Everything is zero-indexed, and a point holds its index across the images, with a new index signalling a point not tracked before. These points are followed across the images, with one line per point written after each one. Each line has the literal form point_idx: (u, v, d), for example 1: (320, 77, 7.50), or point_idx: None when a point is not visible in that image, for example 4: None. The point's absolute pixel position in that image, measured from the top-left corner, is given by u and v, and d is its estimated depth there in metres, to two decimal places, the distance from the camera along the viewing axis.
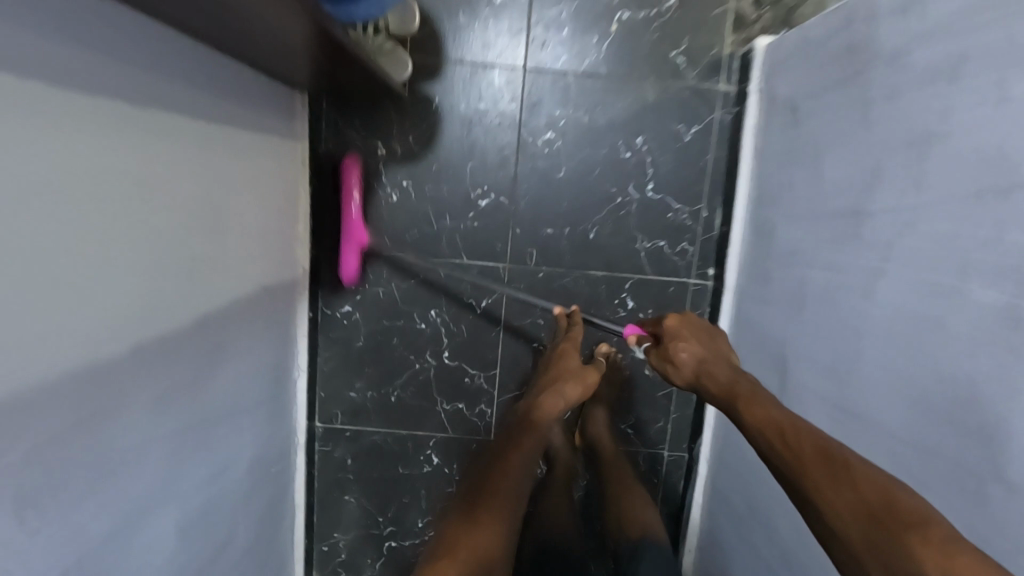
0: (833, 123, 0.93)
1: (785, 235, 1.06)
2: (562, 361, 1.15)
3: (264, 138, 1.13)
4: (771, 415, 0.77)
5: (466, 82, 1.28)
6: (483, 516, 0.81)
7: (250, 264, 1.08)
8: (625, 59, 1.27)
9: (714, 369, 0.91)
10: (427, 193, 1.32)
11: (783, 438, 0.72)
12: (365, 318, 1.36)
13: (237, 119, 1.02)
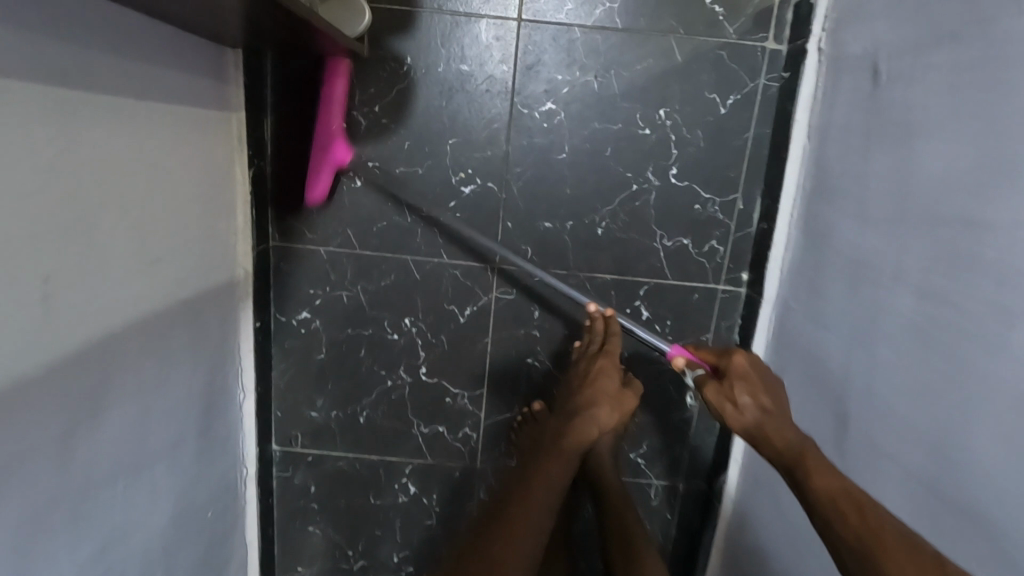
0: (934, 94, 0.67)
1: (853, 241, 0.81)
2: (596, 380, 0.95)
3: (195, 109, 0.88)
4: (832, 480, 0.61)
5: (445, 37, 1.02)
6: None
7: (184, 266, 0.87)
8: (646, 9, 1.00)
9: (780, 425, 0.70)
10: (398, 177, 1.07)
11: (853, 512, 0.58)
12: (326, 326, 1.14)
13: (149, 86, 0.77)
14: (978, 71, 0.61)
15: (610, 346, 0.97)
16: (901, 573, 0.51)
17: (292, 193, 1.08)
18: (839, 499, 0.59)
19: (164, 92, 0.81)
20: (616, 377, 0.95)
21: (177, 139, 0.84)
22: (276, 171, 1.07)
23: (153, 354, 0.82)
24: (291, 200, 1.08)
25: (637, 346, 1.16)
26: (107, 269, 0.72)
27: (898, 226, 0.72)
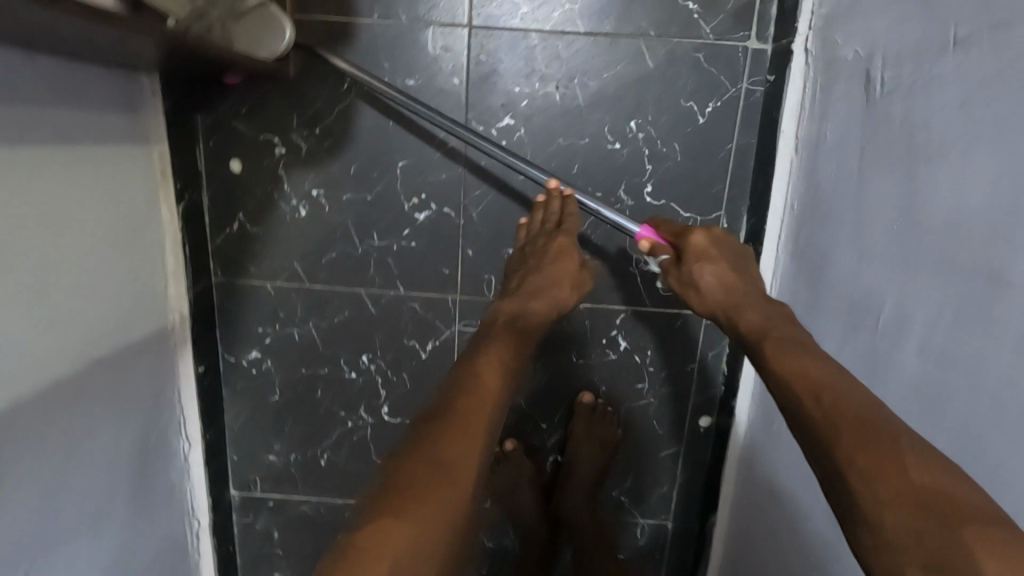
0: (928, 114, 0.56)
1: (845, 276, 0.71)
2: (548, 261, 0.83)
3: (115, 149, 0.80)
4: (811, 356, 0.55)
5: (388, 49, 0.91)
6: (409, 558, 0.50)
7: (95, 315, 0.78)
8: (611, 9, 0.89)
9: (745, 303, 0.67)
10: (346, 205, 0.98)
11: (810, 397, 0.51)
12: (278, 366, 1.06)
13: (43, 133, 0.67)
14: (982, 91, 0.49)
15: (563, 226, 0.87)
16: (855, 449, 0.46)
17: (232, 226, 0.99)
18: (821, 378, 0.52)
19: (75, 135, 0.73)
20: (574, 260, 0.83)
21: (81, 176, 0.74)
22: (213, 203, 0.97)
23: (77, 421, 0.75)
24: (232, 233, 0.99)
25: (615, 378, 1.06)
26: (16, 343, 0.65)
27: (891, 266, 0.61)
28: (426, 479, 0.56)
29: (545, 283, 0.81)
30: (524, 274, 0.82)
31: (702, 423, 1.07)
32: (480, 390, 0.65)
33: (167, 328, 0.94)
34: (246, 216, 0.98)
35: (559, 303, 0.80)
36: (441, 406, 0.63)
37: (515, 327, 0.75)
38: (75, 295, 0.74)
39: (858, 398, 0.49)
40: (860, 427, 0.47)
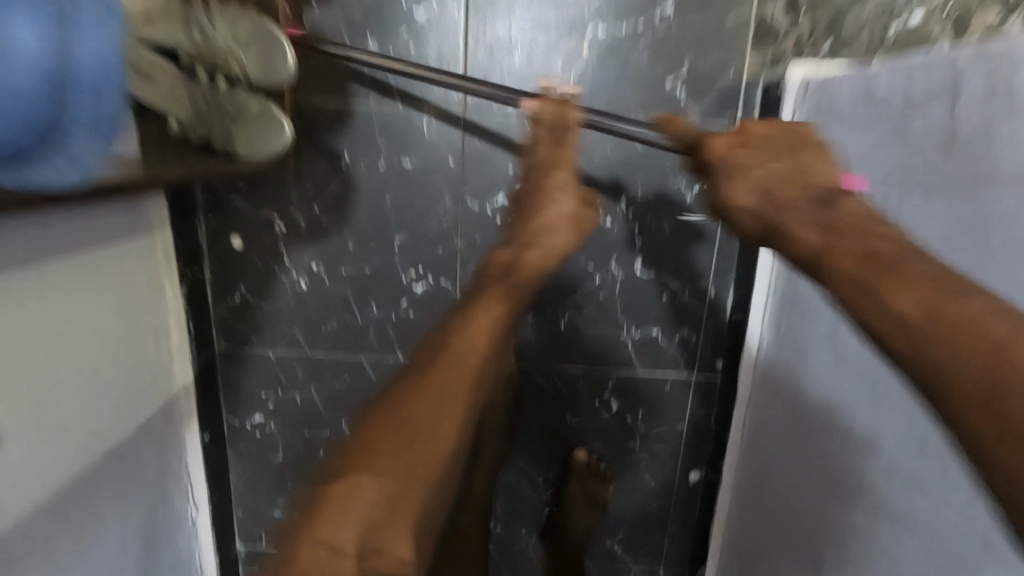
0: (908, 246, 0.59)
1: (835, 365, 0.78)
2: (541, 202, 0.70)
3: (124, 248, 0.85)
4: (916, 282, 0.41)
5: (385, 131, 0.93)
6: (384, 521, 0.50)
7: (101, 414, 0.81)
8: (602, 93, 0.91)
9: (795, 213, 0.51)
10: (345, 277, 1.00)
11: (927, 322, 0.39)
12: (282, 429, 1.09)
13: (60, 252, 0.73)
14: (944, 232, 0.54)
15: (564, 143, 0.73)
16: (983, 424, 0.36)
17: (233, 298, 1.01)
18: (929, 307, 0.40)
19: (88, 247, 0.78)
20: (575, 197, 0.71)
21: (82, 290, 0.77)
22: (214, 277, 1.00)
23: (93, 507, 0.80)
24: (233, 305, 1.01)
25: (607, 437, 1.09)
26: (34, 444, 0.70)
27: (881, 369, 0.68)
28: (397, 450, 0.53)
29: (546, 221, 0.69)
30: (518, 211, 0.72)
31: (691, 477, 1.11)
32: (466, 342, 0.60)
33: (177, 403, 0.99)
34: (248, 289, 1.01)
35: (556, 250, 0.69)
36: (423, 360, 0.60)
37: (512, 274, 0.66)
38: (88, 389, 0.79)
39: (967, 317, 0.38)
40: (987, 387, 0.37)
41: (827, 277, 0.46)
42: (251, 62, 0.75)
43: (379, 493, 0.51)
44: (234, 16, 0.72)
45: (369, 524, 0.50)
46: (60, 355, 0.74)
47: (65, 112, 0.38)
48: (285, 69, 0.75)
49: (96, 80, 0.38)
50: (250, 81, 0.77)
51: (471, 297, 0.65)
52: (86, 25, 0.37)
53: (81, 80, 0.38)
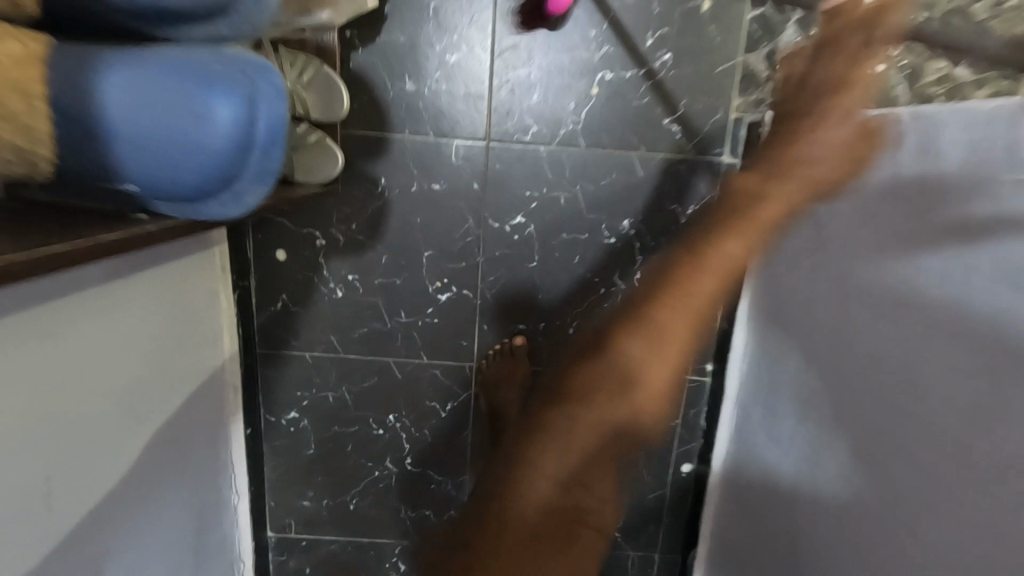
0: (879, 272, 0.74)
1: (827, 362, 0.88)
2: (819, 124, 0.58)
3: (191, 259, 0.97)
4: None
5: (416, 158, 1.06)
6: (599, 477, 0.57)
7: (172, 408, 0.92)
8: (608, 128, 1.05)
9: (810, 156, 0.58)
10: (377, 287, 1.12)
11: None
12: (314, 425, 1.20)
13: (151, 264, 0.84)
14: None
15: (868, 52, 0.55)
16: None
17: (275, 305, 1.12)
18: None
19: (168, 259, 0.89)
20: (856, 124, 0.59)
21: (162, 300, 0.88)
22: (258, 286, 1.11)
23: (164, 486, 0.91)
24: (275, 312, 1.13)
25: None
26: (130, 426, 0.81)
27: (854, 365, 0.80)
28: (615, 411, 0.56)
29: (817, 143, 0.59)
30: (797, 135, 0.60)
31: (684, 469, 1.24)
32: (672, 321, 0.55)
33: (224, 397, 1.10)
34: (289, 297, 1.12)
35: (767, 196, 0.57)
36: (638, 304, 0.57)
37: (755, 216, 0.56)
38: (165, 381, 0.90)
39: None
40: None
41: None
42: (312, 101, 0.89)
43: (587, 444, 0.56)
44: (301, 65, 0.87)
45: (571, 472, 0.56)
46: (149, 358, 0.85)
47: (244, 165, 0.46)
48: (340, 106, 0.89)
49: (266, 139, 0.46)
50: (311, 118, 0.90)
51: (706, 238, 0.57)
52: (264, 102, 0.46)
53: (256, 140, 0.46)
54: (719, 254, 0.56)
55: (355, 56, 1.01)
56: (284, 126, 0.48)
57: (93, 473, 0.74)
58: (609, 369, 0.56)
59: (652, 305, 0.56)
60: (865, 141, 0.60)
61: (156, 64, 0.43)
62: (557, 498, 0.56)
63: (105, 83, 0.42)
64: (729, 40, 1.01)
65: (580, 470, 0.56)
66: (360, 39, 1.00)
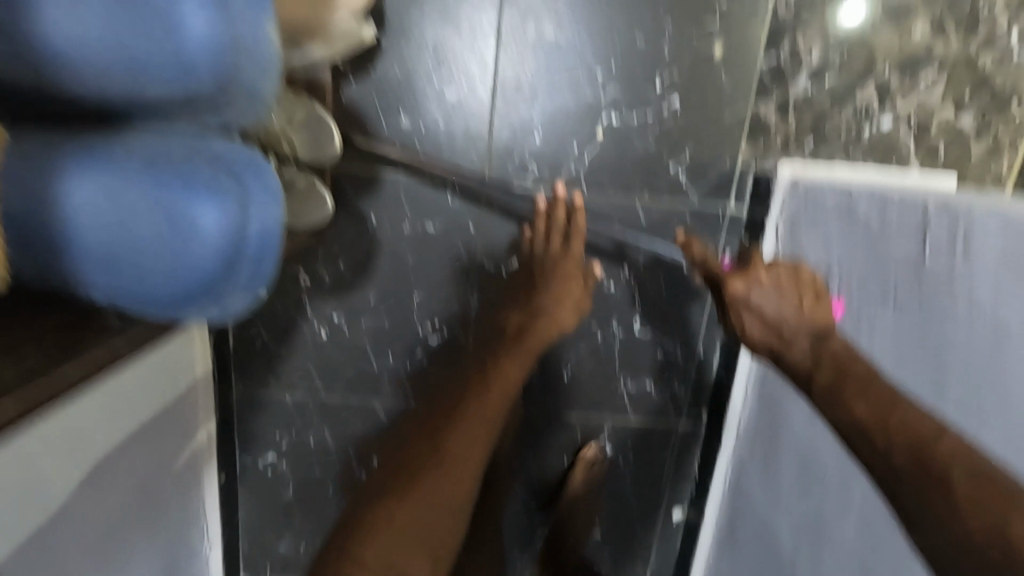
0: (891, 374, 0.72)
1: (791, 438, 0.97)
2: (560, 284, 0.95)
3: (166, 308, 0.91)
4: (873, 396, 0.62)
5: (410, 198, 1.00)
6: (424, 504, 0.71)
7: (146, 464, 0.87)
8: (611, 173, 1.00)
9: (577, 288, 0.95)
10: (365, 329, 1.06)
11: (879, 432, 0.59)
12: (293, 468, 1.14)
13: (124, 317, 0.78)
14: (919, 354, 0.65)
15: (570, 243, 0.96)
16: (901, 437, 0.58)
17: (254, 344, 1.06)
18: (835, 376, 0.66)
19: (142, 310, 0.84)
20: (580, 281, 0.95)
21: (150, 356, 0.84)
22: (237, 325, 1.05)
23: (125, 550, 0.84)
24: (254, 351, 1.07)
25: (604, 482, 1.18)
26: (92, 487, 0.75)
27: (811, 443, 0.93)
28: (454, 470, 0.74)
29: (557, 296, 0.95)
30: (532, 293, 0.95)
31: (674, 516, 1.21)
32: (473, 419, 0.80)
33: (196, 449, 1.03)
34: (269, 337, 1.06)
35: (556, 323, 0.93)
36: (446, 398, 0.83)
37: (526, 330, 0.92)
38: (131, 437, 0.83)
39: (891, 411, 0.60)
40: (882, 430, 0.59)
41: (813, 393, 0.68)
42: (303, 145, 0.82)
43: (410, 527, 0.68)
44: (290, 106, 0.80)
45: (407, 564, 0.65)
46: (126, 416, 0.80)
47: (231, 278, 0.41)
48: (334, 148, 0.83)
49: (258, 248, 0.41)
50: (299, 162, 0.84)
51: (496, 356, 0.90)
52: (257, 206, 0.41)
53: (249, 251, 0.41)
54: (521, 353, 0.90)
55: (347, 88, 0.94)
56: (279, 232, 0.42)
57: (59, 534, 0.69)
58: (411, 472, 0.73)
59: (448, 414, 0.80)
60: (579, 283, 0.96)
61: (141, 167, 0.38)
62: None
63: (75, 194, 0.38)
64: (738, 87, 0.97)
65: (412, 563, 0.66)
66: (353, 71, 0.94)
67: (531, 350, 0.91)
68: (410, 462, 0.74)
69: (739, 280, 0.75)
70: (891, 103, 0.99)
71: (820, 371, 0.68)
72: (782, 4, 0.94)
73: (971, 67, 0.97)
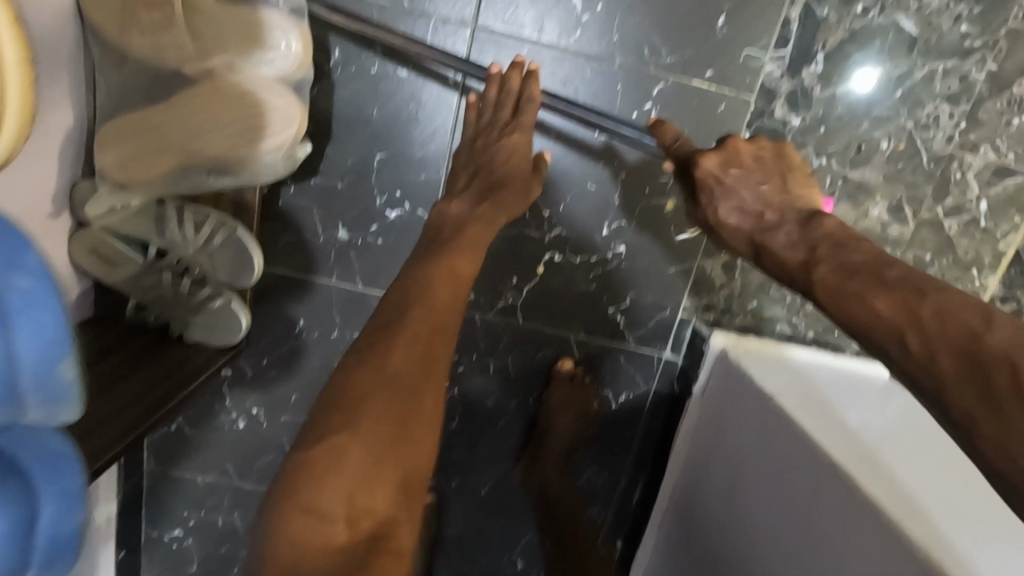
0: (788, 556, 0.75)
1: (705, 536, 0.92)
2: (502, 159, 0.73)
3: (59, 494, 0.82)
4: (896, 287, 0.53)
5: (342, 304, 0.98)
6: (363, 436, 0.52)
7: None
8: (550, 305, 0.99)
9: (523, 147, 0.74)
10: (284, 424, 1.05)
11: (953, 346, 0.49)
12: (199, 544, 1.12)
13: None
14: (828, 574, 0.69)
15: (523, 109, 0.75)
16: (937, 342, 0.49)
17: (169, 426, 1.04)
18: (838, 267, 0.57)
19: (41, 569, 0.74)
20: (527, 159, 0.75)
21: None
22: None
23: None
24: (168, 431, 1.04)
25: None
26: None
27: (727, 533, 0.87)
28: (389, 394, 0.54)
29: (502, 172, 0.73)
30: (477, 170, 0.74)
31: None
32: (439, 300, 0.60)
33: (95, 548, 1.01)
34: (185, 420, 1.04)
35: (515, 200, 0.73)
36: (392, 300, 0.59)
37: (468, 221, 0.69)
38: None
39: (939, 305, 0.50)
40: (942, 348, 0.49)
41: (816, 294, 0.58)
42: (221, 267, 0.79)
43: (366, 468, 0.51)
44: (209, 229, 0.77)
45: (370, 509, 0.50)
46: None
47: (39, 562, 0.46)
48: (253, 274, 0.79)
49: (47, 548, 0.47)
50: (218, 281, 0.81)
51: (450, 236, 0.67)
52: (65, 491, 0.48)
53: (39, 540, 0.46)
54: (466, 251, 0.65)
55: (285, 193, 0.91)
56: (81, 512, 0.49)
57: None
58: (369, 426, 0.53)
59: (400, 303, 0.59)
60: (535, 176, 0.75)
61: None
62: (391, 512, 0.51)
63: None
64: (688, 243, 0.96)
65: (378, 502, 0.50)
66: (293, 178, 0.90)
67: (481, 245, 0.67)
68: (357, 376, 0.54)
69: (714, 156, 0.68)
70: None
71: (815, 260, 0.59)
72: None
73: (935, 232, 0.96)
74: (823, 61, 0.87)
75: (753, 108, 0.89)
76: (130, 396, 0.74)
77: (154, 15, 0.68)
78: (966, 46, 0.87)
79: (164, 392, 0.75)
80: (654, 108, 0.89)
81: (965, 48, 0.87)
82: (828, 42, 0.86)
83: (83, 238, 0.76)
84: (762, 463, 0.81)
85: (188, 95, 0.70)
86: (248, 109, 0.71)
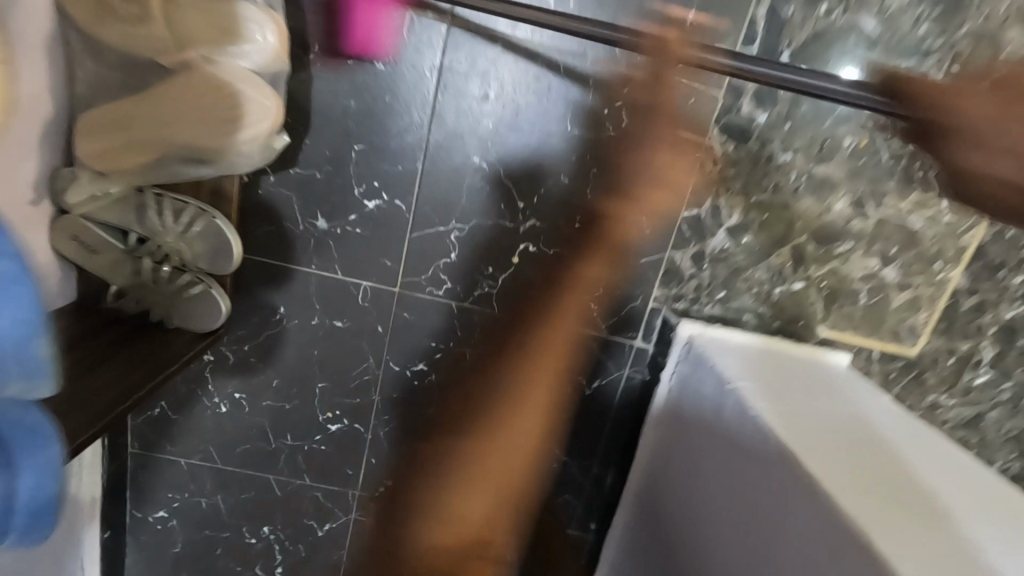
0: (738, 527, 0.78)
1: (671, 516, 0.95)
2: (654, 158, 0.77)
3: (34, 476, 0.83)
4: (986, 114, 0.55)
5: (322, 292, 1.00)
6: (502, 448, 0.72)
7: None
8: (525, 294, 1.01)
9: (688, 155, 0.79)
10: (266, 409, 1.07)
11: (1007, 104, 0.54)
12: (183, 525, 1.15)
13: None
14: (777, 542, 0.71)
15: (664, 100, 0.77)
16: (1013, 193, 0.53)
17: (153, 410, 1.06)
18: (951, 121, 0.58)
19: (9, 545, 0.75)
20: (674, 135, 0.78)
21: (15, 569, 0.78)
22: None
23: None
24: (152, 415, 1.07)
25: None
26: None
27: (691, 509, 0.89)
28: (519, 421, 0.73)
29: (636, 165, 0.80)
30: (583, 221, 0.96)
31: None
32: (553, 337, 0.82)
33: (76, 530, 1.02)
34: (168, 404, 1.06)
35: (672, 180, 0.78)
36: (522, 340, 0.82)
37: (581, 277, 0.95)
38: None
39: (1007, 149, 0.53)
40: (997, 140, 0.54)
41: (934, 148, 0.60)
42: (199, 255, 0.82)
43: (471, 523, 0.69)
44: (188, 218, 0.80)
45: (487, 515, 0.70)
46: None
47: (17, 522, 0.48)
48: (231, 261, 0.81)
49: (27, 516, 0.48)
50: (197, 268, 0.83)
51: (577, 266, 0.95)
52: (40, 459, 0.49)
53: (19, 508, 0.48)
54: (597, 253, 0.91)
55: (264, 183, 0.93)
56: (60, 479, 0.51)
57: None
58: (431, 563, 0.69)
59: (514, 347, 0.81)
60: (681, 161, 0.77)
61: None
62: (492, 537, 0.70)
63: None
64: (659, 234, 0.99)
65: (478, 516, 0.70)
66: (272, 168, 0.92)
67: (612, 256, 0.91)
68: (470, 408, 0.76)
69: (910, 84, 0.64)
70: (805, 267, 1.01)
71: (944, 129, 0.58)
72: (710, 161, 0.95)
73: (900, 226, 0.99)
74: (789, 59, 0.90)
75: (720, 104, 0.92)
76: (108, 382, 0.75)
77: (131, 9, 0.69)
78: (926, 47, 0.90)
79: (148, 375, 0.78)
80: (623, 106, 0.93)
81: (925, 48, 0.90)
82: (793, 41, 0.89)
83: (64, 226, 0.78)
84: (719, 446, 0.85)
85: (164, 86, 0.72)
86: (224, 101, 0.72)
